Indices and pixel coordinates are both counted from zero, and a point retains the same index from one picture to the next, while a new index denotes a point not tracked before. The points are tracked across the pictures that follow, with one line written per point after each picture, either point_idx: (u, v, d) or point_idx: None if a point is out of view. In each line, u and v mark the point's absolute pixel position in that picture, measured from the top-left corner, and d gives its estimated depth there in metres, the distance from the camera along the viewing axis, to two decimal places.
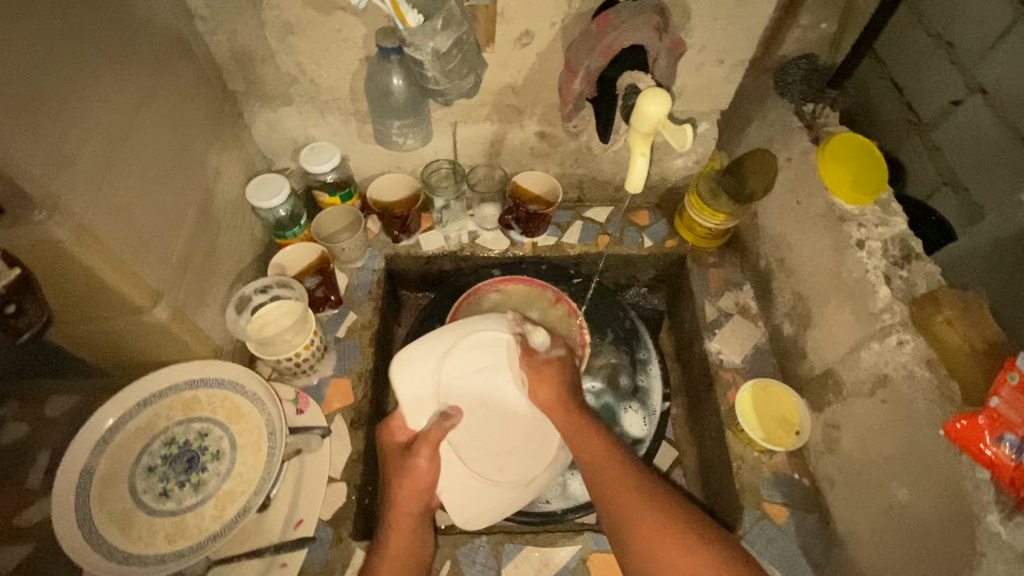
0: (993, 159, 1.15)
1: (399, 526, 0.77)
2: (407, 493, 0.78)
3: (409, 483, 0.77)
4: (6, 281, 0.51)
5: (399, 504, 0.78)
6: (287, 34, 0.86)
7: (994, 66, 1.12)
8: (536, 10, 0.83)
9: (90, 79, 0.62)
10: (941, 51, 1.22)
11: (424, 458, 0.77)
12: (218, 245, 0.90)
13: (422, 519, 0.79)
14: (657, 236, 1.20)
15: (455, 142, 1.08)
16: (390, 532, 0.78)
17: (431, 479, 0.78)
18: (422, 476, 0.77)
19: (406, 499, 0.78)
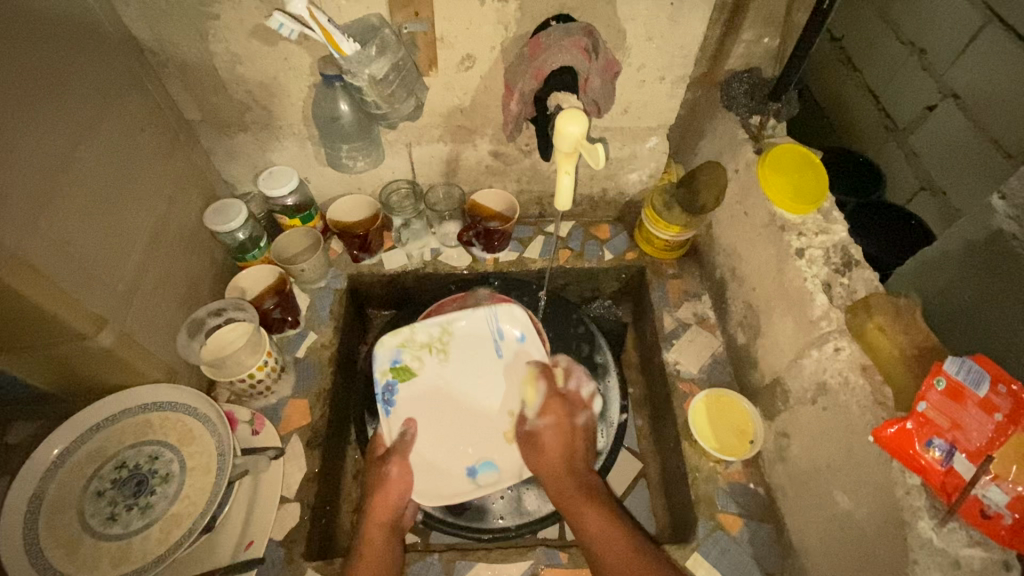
0: (960, 160, 1.34)
1: (371, 537, 0.80)
2: (385, 499, 0.83)
3: (394, 492, 0.83)
4: None
5: (375, 513, 0.81)
6: (236, 64, 0.89)
7: (961, 71, 1.32)
8: (474, 35, 0.86)
9: (24, 116, 0.64)
10: (914, 58, 1.45)
11: (396, 467, 0.85)
12: (172, 270, 0.92)
13: (393, 533, 0.81)
14: (617, 249, 1.22)
15: (412, 162, 1.11)
16: (363, 546, 0.79)
17: (405, 488, 0.84)
18: (397, 483, 0.84)
19: (380, 509, 0.82)
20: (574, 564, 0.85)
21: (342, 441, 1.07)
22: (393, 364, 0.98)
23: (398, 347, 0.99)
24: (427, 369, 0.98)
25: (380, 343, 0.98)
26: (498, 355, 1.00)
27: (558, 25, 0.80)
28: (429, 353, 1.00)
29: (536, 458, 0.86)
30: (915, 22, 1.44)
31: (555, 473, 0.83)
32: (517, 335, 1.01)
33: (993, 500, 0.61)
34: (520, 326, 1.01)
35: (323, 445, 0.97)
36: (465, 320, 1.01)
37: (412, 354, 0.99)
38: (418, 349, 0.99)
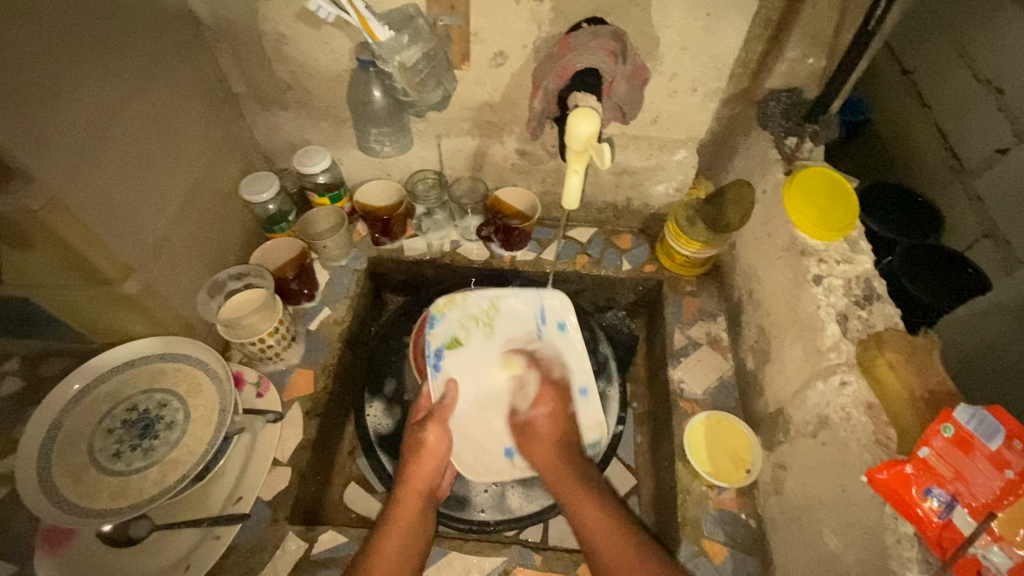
0: None
1: (405, 503, 0.83)
2: (422, 468, 0.86)
3: (428, 461, 0.86)
4: None
5: (411, 482, 0.85)
6: (281, 44, 0.94)
7: None
8: (508, 31, 0.87)
9: (78, 71, 0.70)
10: (989, 98, 1.36)
11: (434, 434, 0.88)
12: (203, 232, 0.98)
13: (426, 500, 0.85)
14: (637, 260, 1.20)
15: (440, 154, 1.13)
16: (396, 509, 0.82)
17: (442, 453, 0.87)
18: (432, 453, 0.87)
19: (418, 478, 0.85)
20: (548, 566, 0.85)
21: (342, 416, 1.09)
22: (446, 332, 1.01)
23: (452, 315, 1.02)
24: (476, 342, 1.01)
25: (438, 310, 1.01)
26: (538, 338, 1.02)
27: (588, 28, 0.82)
28: (476, 326, 1.02)
29: (535, 455, 0.89)
30: (998, 59, 1.36)
31: (546, 466, 0.88)
32: (559, 322, 1.03)
33: (993, 562, 0.56)
34: (562, 315, 1.03)
35: (321, 415, 1.00)
36: (513, 298, 1.04)
37: (464, 324, 1.02)
38: (468, 319, 1.02)
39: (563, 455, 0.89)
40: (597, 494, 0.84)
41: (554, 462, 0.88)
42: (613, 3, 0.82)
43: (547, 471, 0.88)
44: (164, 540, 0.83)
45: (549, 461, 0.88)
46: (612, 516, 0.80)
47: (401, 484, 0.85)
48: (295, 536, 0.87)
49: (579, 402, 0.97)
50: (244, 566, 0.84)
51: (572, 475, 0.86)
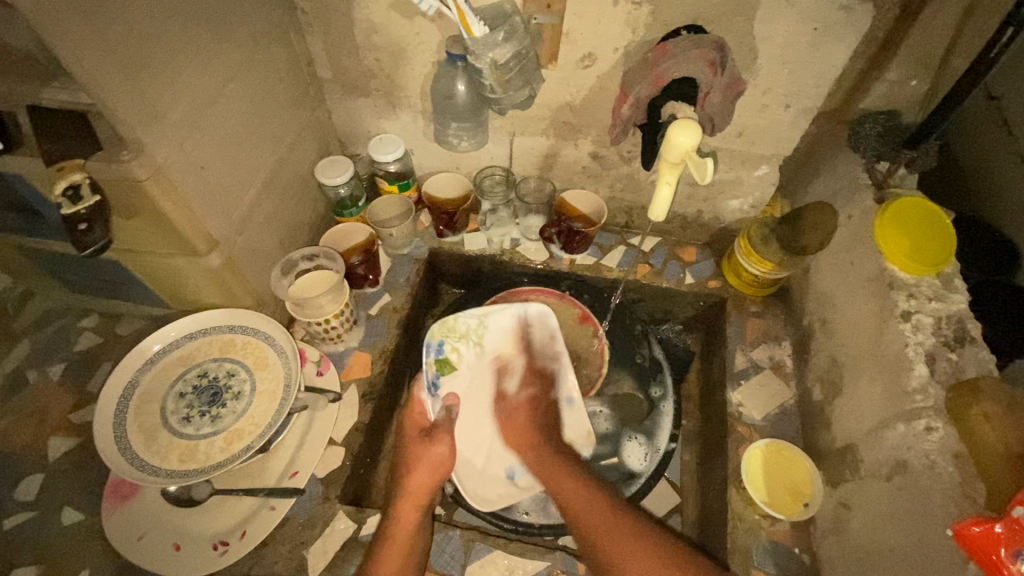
0: None
1: (405, 518, 0.81)
2: (421, 484, 0.84)
3: (428, 471, 0.84)
4: (86, 205, 0.66)
5: (410, 496, 0.83)
6: (372, 32, 0.95)
7: None
8: (601, 34, 0.86)
9: (189, 52, 0.73)
10: None
11: (446, 446, 0.86)
12: (280, 211, 1.01)
13: (425, 514, 0.83)
14: (701, 274, 1.17)
15: (512, 151, 1.13)
16: (394, 525, 0.80)
17: (441, 465, 0.85)
18: (439, 464, 0.85)
19: (415, 494, 0.83)
20: None
21: (393, 402, 1.11)
22: (438, 356, 0.97)
23: (443, 336, 0.98)
24: (467, 362, 0.99)
25: (431, 334, 0.97)
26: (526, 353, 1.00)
27: (689, 36, 0.80)
28: (467, 346, 0.99)
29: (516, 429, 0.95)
30: None
31: (532, 450, 0.91)
32: (546, 336, 0.99)
33: None
34: (550, 326, 0.99)
35: (376, 401, 1.02)
36: (500, 314, 1.00)
37: (453, 345, 0.99)
38: (459, 341, 0.99)
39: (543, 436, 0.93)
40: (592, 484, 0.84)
41: (532, 435, 0.93)
42: (715, 12, 0.81)
43: (522, 442, 0.93)
44: (224, 504, 0.87)
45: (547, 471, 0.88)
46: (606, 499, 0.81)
47: (400, 498, 0.83)
48: (344, 516, 0.89)
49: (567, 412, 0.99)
50: (295, 538, 0.87)
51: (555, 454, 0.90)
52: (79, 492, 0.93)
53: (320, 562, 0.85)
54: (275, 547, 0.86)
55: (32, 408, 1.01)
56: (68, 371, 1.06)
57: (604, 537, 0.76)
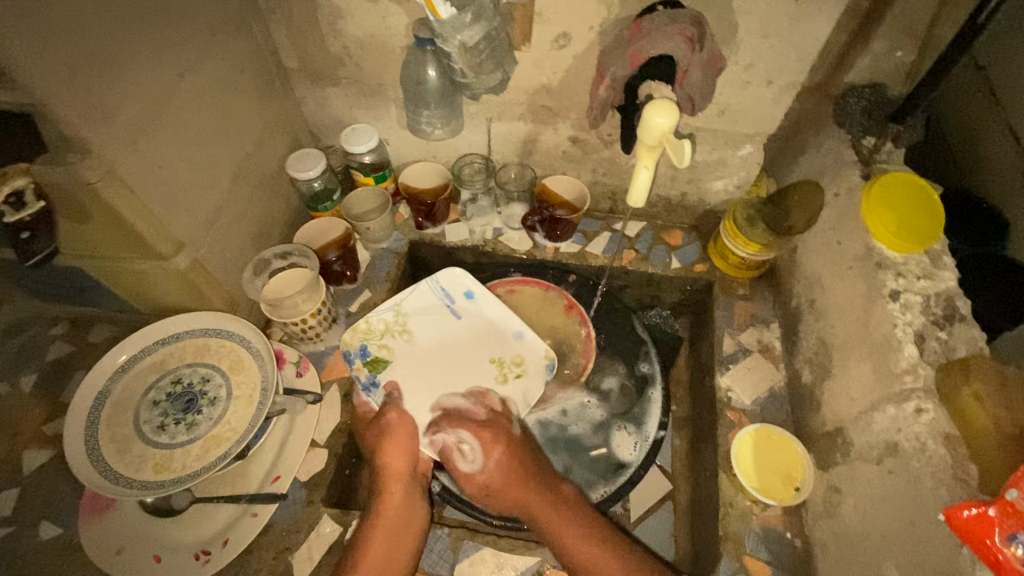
0: None
1: (391, 491, 0.81)
2: (394, 455, 0.84)
3: (397, 445, 0.84)
4: (33, 210, 0.62)
5: (388, 470, 0.82)
6: (336, 18, 0.91)
7: None
8: (575, 12, 0.82)
9: (138, 44, 0.69)
10: None
11: (396, 415, 0.88)
12: (250, 209, 0.97)
13: (410, 482, 0.83)
14: (686, 259, 1.15)
15: (489, 138, 1.09)
16: (380, 500, 0.81)
17: (408, 434, 0.86)
18: (401, 437, 0.86)
19: (394, 465, 0.83)
20: None
21: None
22: (365, 359, 0.96)
23: (363, 340, 0.97)
24: (399, 351, 0.97)
25: (346, 343, 0.97)
26: (454, 315, 1.00)
27: (665, 12, 0.77)
28: (393, 337, 0.98)
29: (505, 500, 0.81)
30: None
31: (518, 506, 0.81)
32: (463, 293, 1.02)
33: None
34: (466, 284, 1.02)
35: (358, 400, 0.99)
36: (410, 296, 1.01)
37: (378, 344, 0.97)
38: (381, 337, 0.98)
39: (535, 488, 0.81)
40: (577, 513, 0.80)
41: (526, 493, 0.80)
42: None
43: (513, 504, 0.81)
44: (205, 513, 0.85)
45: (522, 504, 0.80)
46: (603, 539, 0.78)
47: (381, 476, 0.82)
48: (330, 519, 0.87)
49: (516, 346, 0.97)
50: (280, 544, 0.85)
51: (552, 501, 0.81)
52: (56, 506, 0.91)
53: (307, 567, 0.84)
54: (259, 554, 0.84)
55: (4, 420, 0.98)
56: (39, 382, 1.03)
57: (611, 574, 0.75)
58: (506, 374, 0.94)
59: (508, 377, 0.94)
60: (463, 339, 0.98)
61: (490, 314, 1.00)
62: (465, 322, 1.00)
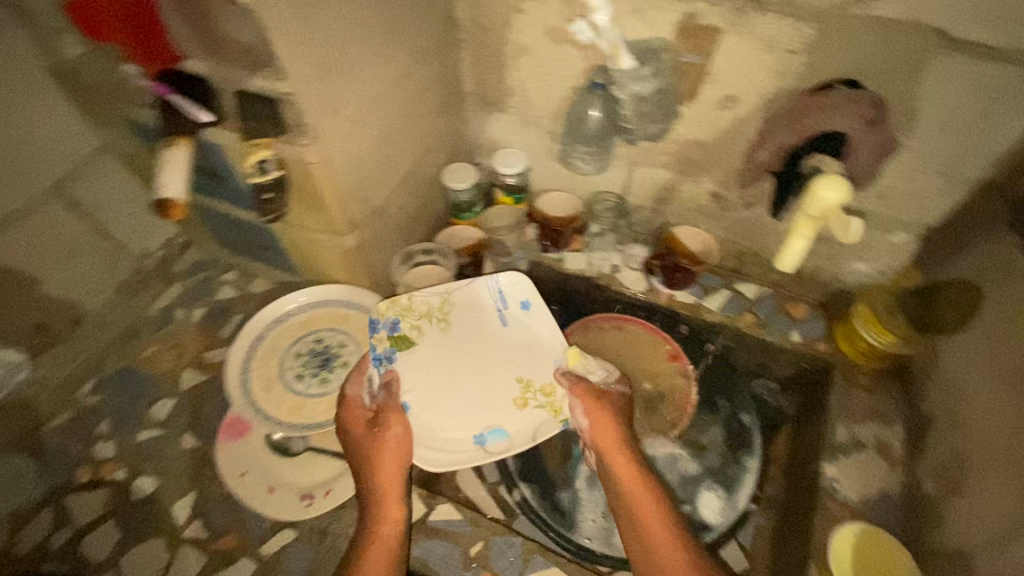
0: None
1: (389, 506, 0.83)
2: (390, 470, 0.86)
3: (395, 458, 0.87)
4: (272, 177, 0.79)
5: (384, 485, 0.85)
6: (520, 54, 1.01)
7: None
8: (748, 78, 0.86)
9: (369, 57, 0.82)
10: None
11: (401, 425, 0.89)
12: (407, 206, 1.09)
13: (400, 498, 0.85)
14: (809, 335, 1.11)
15: (630, 180, 1.14)
16: (377, 513, 0.83)
17: (407, 450, 0.88)
18: (398, 447, 0.88)
19: (390, 481, 0.85)
20: None
21: None
22: (393, 333, 0.97)
23: (398, 313, 0.98)
24: (428, 339, 0.98)
25: (379, 312, 0.97)
26: (503, 322, 1.01)
27: (845, 90, 0.78)
28: (429, 323, 1.00)
29: (603, 435, 0.89)
30: None
31: (608, 442, 0.89)
32: (521, 301, 1.02)
33: None
34: (524, 295, 1.03)
35: None
36: (465, 288, 1.02)
37: (412, 324, 0.99)
38: (418, 319, 0.99)
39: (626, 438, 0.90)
40: (650, 481, 0.86)
41: (619, 436, 0.89)
42: (878, 70, 0.78)
43: (602, 438, 0.89)
44: (316, 463, 0.96)
45: (615, 444, 0.89)
46: (665, 514, 0.83)
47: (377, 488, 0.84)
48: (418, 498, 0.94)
49: (550, 372, 0.98)
50: None
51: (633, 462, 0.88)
52: (199, 422, 1.06)
53: None
54: (351, 512, 0.93)
55: (174, 341, 1.17)
56: (206, 316, 1.20)
57: (656, 552, 0.79)
58: (526, 399, 0.95)
59: (528, 403, 0.95)
60: (495, 351, 0.99)
61: (538, 333, 1.01)
62: (511, 332, 1.01)
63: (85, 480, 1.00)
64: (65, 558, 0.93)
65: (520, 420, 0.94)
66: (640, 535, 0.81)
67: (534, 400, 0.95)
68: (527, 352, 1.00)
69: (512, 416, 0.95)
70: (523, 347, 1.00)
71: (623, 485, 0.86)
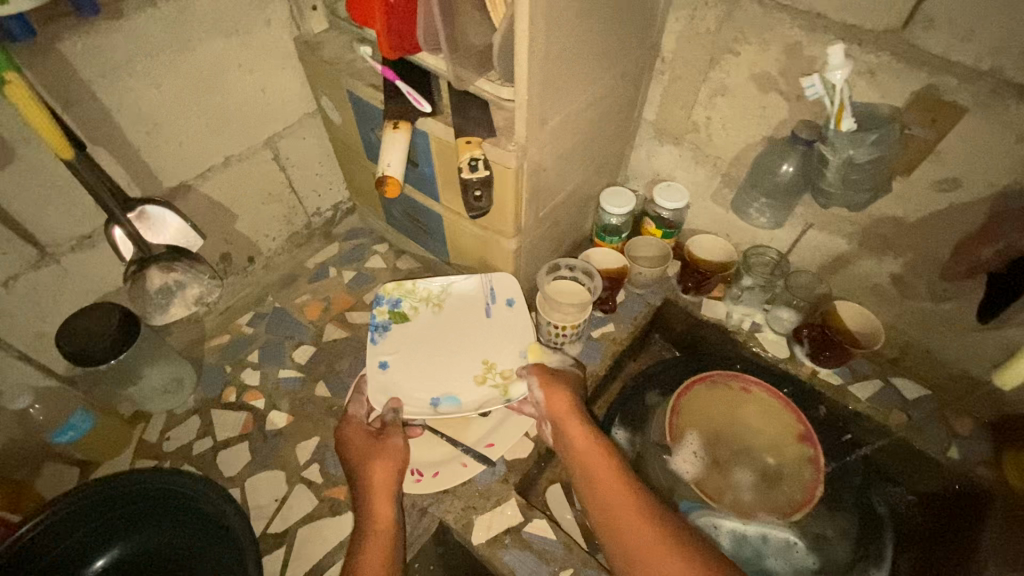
0: None
1: (380, 510, 0.83)
2: (382, 477, 0.87)
3: (384, 466, 0.88)
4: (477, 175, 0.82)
5: (376, 491, 0.85)
6: (717, 94, 0.99)
7: None
8: (981, 166, 0.78)
9: (584, 77, 0.85)
10: None
11: (399, 437, 0.92)
12: (563, 220, 1.12)
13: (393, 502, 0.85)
14: (971, 454, 0.98)
15: (798, 240, 1.08)
16: (367, 518, 0.83)
17: (401, 459, 0.90)
18: (391, 455, 0.90)
19: (382, 488, 0.86)
20: None
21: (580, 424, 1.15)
22: (394, 308, 1.08)
23: (402, 293, 1.10)
24: (420, 319, 1.08)
25: (386, 290, 1.10)
26: (487, 314, 1.08)
27: None
28: (426, 305, 1.09)
29: (557, 406, 0.93)
30: None
31: (563, 415, 0.92)
32: (507, 299, 1.08)
33: None
34: (512, 293, 1.08)
35: None
36: (462, 283, 1.11)
37: (410, 304, 1.09)
38: (417, 301, 1.10)
39: (580, 412, 0.92)
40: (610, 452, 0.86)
41: (573, 409, 0.92)
42: None
43: (558, 412, 0.92)
44: (432, 441, 1.01)
45: (567, 413, 0.91)
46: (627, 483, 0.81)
47: (369, 497, 0.85)
48: (516, 505, 0.95)
49: (514, 361, 1.04)
50: (469, 500, 0.96)
51: (591, 437, 0.89)
52: (332, 374, 1.15)
53: (485, 532, 0.92)
54: (451, 499, 0.96)
55: (323, 294, 1.28)
56: (354, 279, 1.30)
57: (623, 523, 0.76)
58: (485, 377, 1.02)
59: (486, 382, 1.02)
60: (463, 329, 1.07)
61: (516, 330, 1.06)
62: (491, 323, 1.07)
63: (230, 400, 1.12)
64: (201, 465, 1.04)
65: (473, 394, 1.01)
66: (607, 510, 0.79)
67: (491, 381, 1.02)
68: (495, 342, 1.06)
69: (468, 387, 1.02)
70: (470, 316, 1.08)
71: (585, 466, 0.85)
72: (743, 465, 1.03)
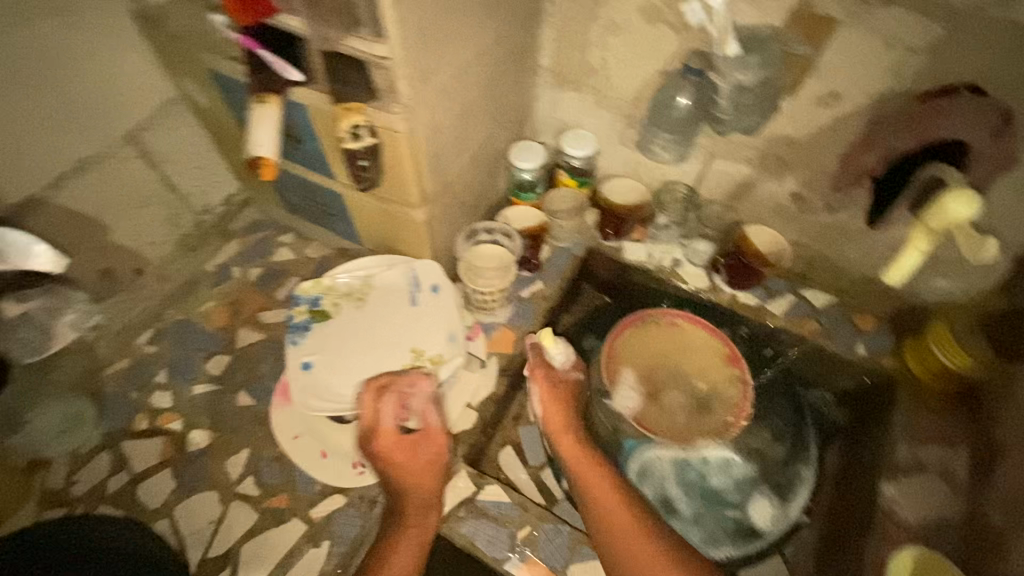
0: None
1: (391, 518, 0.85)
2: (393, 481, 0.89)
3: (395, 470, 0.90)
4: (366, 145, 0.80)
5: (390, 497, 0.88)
6: (608, 32, 0.97)
7: None
8: (856, 76, 0.81)
9: (465, 25, 0.79)
10: None
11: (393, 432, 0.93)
12: (474, 181, 1.07)
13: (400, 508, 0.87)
14: (877, 349, 1.06)
15: (705, 172, 1.10)
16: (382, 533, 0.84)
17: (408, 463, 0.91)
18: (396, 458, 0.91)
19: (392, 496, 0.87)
20: None
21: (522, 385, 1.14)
22: (313, 307, 1.04)
23: (320, 290, 1.05)
24: (342, 315, 1.04)
25: (302, 289, 1.05)
26: (412, 301, 1.05)
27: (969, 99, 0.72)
28: (347, 300, 1.05)
29: (554, 416, 0.96)
30: None
31: (558, 424, 0.95)
32: (433, 286, 1.06)
33: None
34: (435, 278, 1.06)
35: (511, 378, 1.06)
36: (385, 272, 1.07)
37: (330, 300, 1.05)
38: (338, 296, 1.05)
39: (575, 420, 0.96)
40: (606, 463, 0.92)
41: (568, 418, 0.96)
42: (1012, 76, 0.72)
43: (555, 424, 0.95)
44: None
45: (563, 423, 0.95)
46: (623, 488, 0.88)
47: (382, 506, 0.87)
48: (466, 476, 0.93)
49: (443, 345, 1.02)
50: None
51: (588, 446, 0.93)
52: (254, 381, 1.07)
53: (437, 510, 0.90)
54: None
55: (230, 298, 1.17)
56: (262, 277, 1.20)
57: (617, 526, 0.82)
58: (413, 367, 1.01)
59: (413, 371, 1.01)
60: (387, 318, 1.04)
61: (443, 314, 1.04)
62: (417, 311, 1.05)
63: (141, 428, 1.02)
64: (120, 502, 0.95)
65: None
66: (600, 513, 0.85)
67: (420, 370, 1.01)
68: (422, 329, 1.04)
69: None
70: (394, 305, 1.05)
71: (576, 471, 0.90)
72: (674, 389, 1.04)
